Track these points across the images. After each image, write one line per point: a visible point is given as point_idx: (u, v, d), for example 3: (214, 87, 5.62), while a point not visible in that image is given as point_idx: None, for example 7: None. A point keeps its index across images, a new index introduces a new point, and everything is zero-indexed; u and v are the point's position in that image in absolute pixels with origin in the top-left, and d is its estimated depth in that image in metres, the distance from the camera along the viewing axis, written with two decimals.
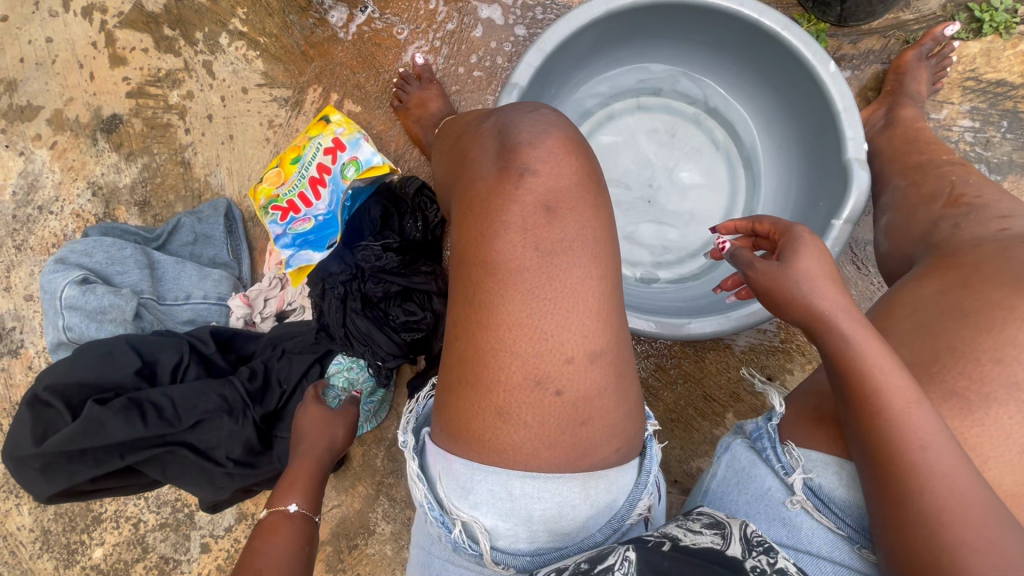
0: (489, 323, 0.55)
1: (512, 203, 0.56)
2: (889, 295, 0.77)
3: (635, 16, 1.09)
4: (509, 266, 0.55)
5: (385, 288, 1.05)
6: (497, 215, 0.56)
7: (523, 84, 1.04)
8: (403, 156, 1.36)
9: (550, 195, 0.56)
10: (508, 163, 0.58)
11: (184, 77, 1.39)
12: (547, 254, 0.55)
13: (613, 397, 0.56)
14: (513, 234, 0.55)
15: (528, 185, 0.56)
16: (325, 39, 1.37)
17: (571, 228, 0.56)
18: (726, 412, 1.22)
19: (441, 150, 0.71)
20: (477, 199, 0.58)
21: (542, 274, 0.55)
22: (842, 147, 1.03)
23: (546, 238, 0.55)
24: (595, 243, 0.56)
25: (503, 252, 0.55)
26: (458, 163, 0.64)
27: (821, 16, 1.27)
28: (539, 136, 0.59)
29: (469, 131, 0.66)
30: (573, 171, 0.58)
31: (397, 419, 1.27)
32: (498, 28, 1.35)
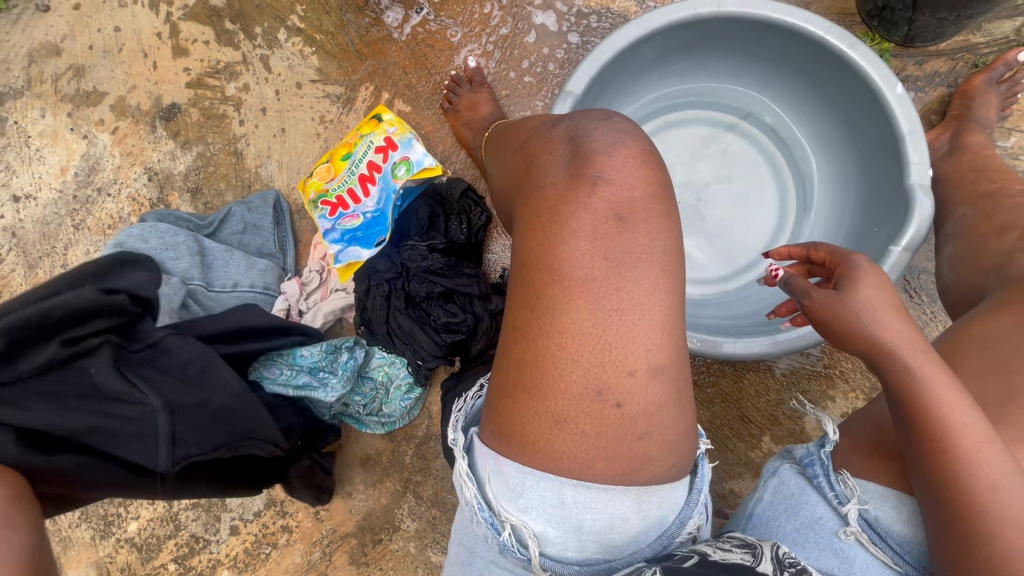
0: (552, 330, 0.55)
1: (583, 210, 0.55)
2: (957, 328, 0.75)
3: (695, 28, 1.08)
4: (577, 273, 0.54)
5: (428, 288, 1.06)
6: (567, 221, 0.55)
7: (578, 92, 1.04)
8: (449, 157, 1.37)
9: (622, 205, 0.55)
10: (580, 169, 0.57)
11: (241, 70, 1.43)
12: (616, 264, 0.54)
13: (672, 412, 0.55)
14: (583, 242, 0.55)
15: (601, 192, 0.56)
16: (379, 39, 1.39)
17: (642, 240, 0.55)
18: (762, 435, 1.20)
19: (505, 156, 0.71)
20: (545, 204, 0.57)
21: (609, 284, 0.54)
22: (905, 172, 0.99)
23: (615, 248, 0.54)
24: (665, 257, 0.56)
25: (570, 258, 0.55)
26: (525, 167, 0.64)
27: (886, 35, 1.25)
28: (613, 144, 0.58)
29: (536, 133, 0.66)
30: (647, 182, 0.57)
31: (429, 418, 1.27)
32: (552, 34, 1.35)
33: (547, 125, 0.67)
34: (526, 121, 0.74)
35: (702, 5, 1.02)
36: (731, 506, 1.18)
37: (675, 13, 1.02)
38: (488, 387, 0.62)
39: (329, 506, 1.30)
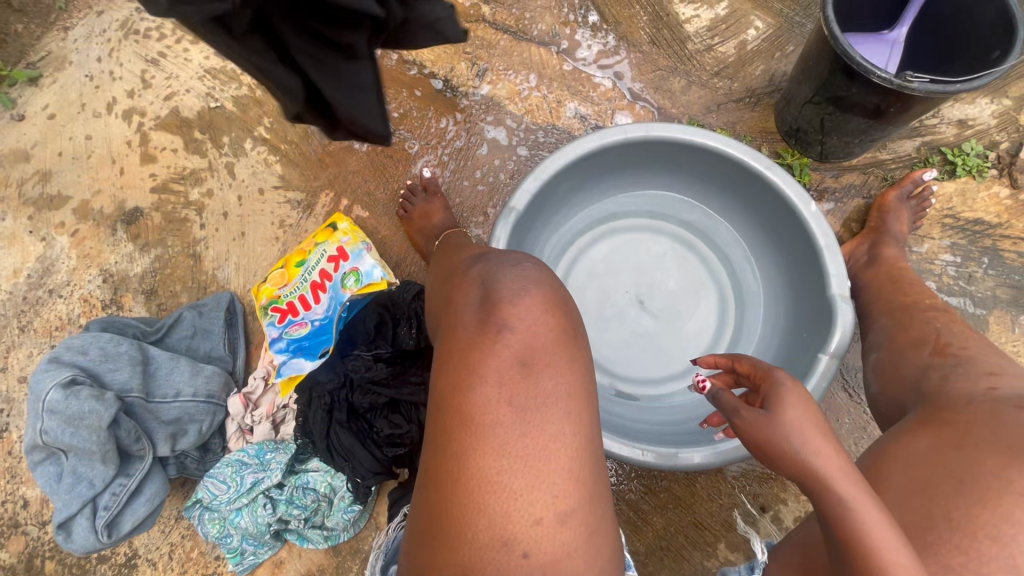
0: (460, 476, 0.55)
1: (491, 357, 0.59)
2: (881, 453, 0.77)
3: (628, 150, 1.18)
4: (483, 419, 0.56)
5: (372, 399, 1.06)
6: (474, 366, 0.59)
7: (520, 207, 1.11)
8: (405, 260, 1.41)
9: (525, 350, 0.59)
10: (489, 316, 0.62)
11: (206, 175, 1.49)
12: (520, 409, 0.57)
13: (584, 558, 0.55)
14: (490, 387, 0.57)
15: (507, 339, 0.60)
16: (341, 149, 1.48)
17: (545, 383, 0.58)
18: (718, 542, 1.17)
19: (434, 291, 0.76)
20: (458, 347, 0.61)
21: (514, 430, 0.56)
22: (827, 283, 1.06)
23: (520, 393, 0.57)
24: (569, 399, 0.59)
25: (478, 403, 0.57)
26: (445, 311, 0.69)
27: (804, 152, 1.38)
28: (517, 292, 0.63)
29: (459, 276, 0.72)
30: (550, 326, 0.62)
31: (376, 530, 1.22)
32: (503, 148, 1.46)
33: (467, 269, 0.72)
34: (454, 259, 0.80)
35: (633, 130, 1.12)
36: None
37: (608, 136, 1.11)
38: (404, 532, 0.61)
39: None
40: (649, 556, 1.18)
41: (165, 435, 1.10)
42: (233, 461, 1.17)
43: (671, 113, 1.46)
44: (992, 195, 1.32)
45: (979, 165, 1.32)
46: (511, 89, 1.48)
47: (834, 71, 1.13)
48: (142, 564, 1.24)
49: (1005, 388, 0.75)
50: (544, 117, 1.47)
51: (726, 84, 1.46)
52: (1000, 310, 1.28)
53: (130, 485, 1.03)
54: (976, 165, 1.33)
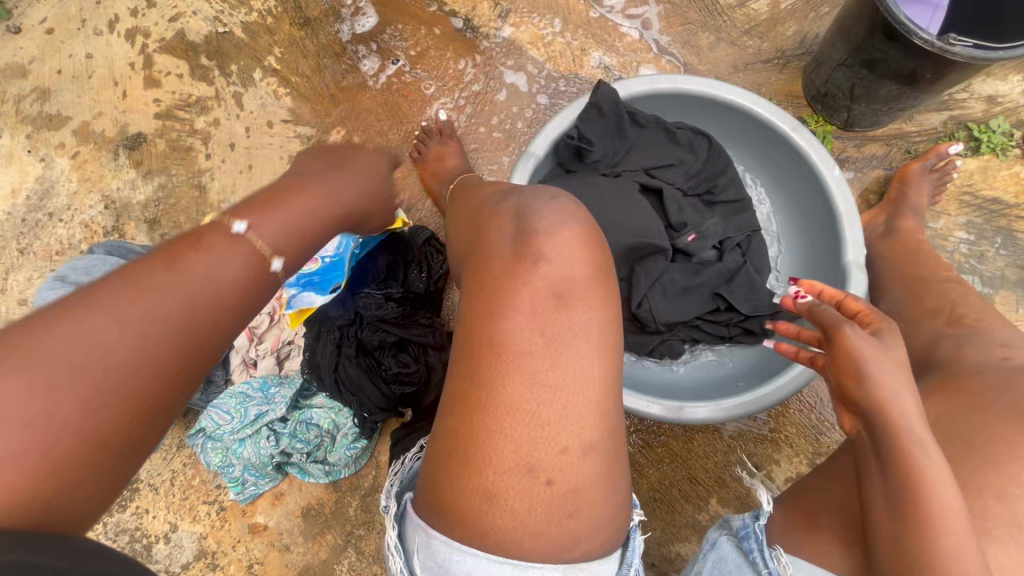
0: (486, 402, 0.55)
1: (522, 288, 0.57)
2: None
3: (650, 104, 1.20)
4: (513, 347, 0.55)
5: (381, 338, 1.06)
6: (506, 295, 0.57)
7: (539, 153, 1.12)
8: (415, 205, 1.38)
9: (561, 284, 0.58)
10: (520, 247, 0.60)
11: (212, 105, 1.45)
12: (552, 341, 0.56)
13: (604, 490, 0.56)
14: (521, 316, 0.56)
15: (539, 270, 0.58)
16: (354, 85, 1.44)
17: (579, 318, 0.57)
18: (710, 497, 1.20)
19: (460, 218, 0.74)
20: (489, 278, 0.60)
21: (544, 361, 0.55)
22: (842, 249, 1.06)
23: (553, 325, 0.56)
24: (601, 336, 0.58)
25: (508, 331, 0.56)
26: (476, 239, 0.66)
27: (829, 119, 1.35)
28: (552, 224, 0.61)
29: (484, 208, 0.69)
30: (587, 263, 0.60)
31: (377, 469, 1.24)
32: (522, 95, 1.42)
33: (490, 204, 0.69)
34: (475, 195, 0.77)
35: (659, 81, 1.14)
36: (679, 570, 1.17)
37: (635, 86, 1.14)
38: (425, 455, 0.61)
39: (264, 560, 1.23)
40: (642, 506, 1.21)
41: None
42: (236, 393, 1.16)
43: (697, 70, 1.42)
44: (1012, 174, 1.31)
45: (1004, 143, 1.30)
46: (534, 34, 1.44)
47: (872, 31, 1.09)
48: (143, 488, 1.26)
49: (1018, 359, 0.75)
50: (566, 66, 1.43)
51: (755, 43, 1.42)
52: (1007, 290, 1.28)
53: None
54: (1001, 142, 1.30)
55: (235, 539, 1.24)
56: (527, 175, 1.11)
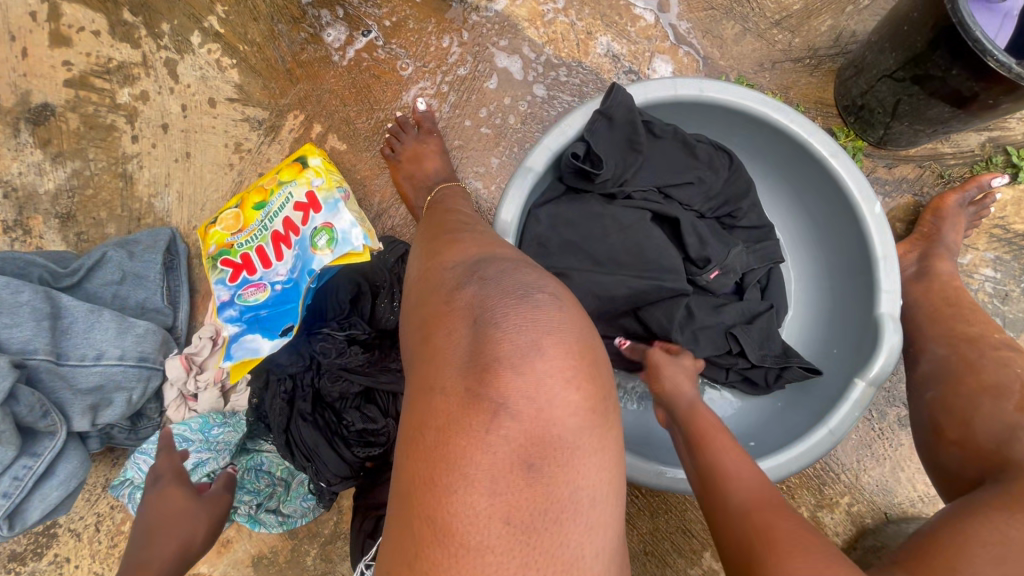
0: None
1: (478, 450, 0.37)
2: (960, 515, 0.66)
3: (667, 111, 1.02)
4: (466, 541, 0.36)
5: (343, 389, 0.90)
6: (456, 460, 0.37)
7: (538, 168, 0.95)
8: (387, 210, 1.18)
9: (538, 438, 0.37)
10: (477, 383, 0.38)
11: (139, 73, 1.19)
12: (525, 528, 0.36)
13: None
14: (478, 496, 0.36)
15: (504, 425, 0.37)
16: (316, 60, 1.21)
17: (566, 487, 0.37)
18: (704, 551, 1.11)
19: (411, 299, 0.54)
20: (434, 425, 0.39)
21: (513, 561, 0.36)
22: (876, 299, 0.94)
23: (527, 502, 0.36)
24: (596, 507, 0.39)
25: (459, 517, 0.36)
26: (419, 348, 0.45)
27: (861, 134, 1.20)
28: (526, 346, 0.39)
29: (437, 292, 0.47)
30: (580, 400, 0.39)
31: (339, 516, 1.10)
32: (516, 83, 1.21)
33: (451, 284, 0.47)
34: (430, 260, 0.56)
35: (683, 86, 0.96)
36: None
37: (653, 91, 0.97)
38: None
39: None
40: (631, 559, 1.11)
41: (83, 407, 0.91)
42: None
43: (718, 66, 1.23)
44: None
45: None
46: (532, 9, 1.22)
47: (935, 44, 0.93)
48: (62, 534, 1.09)
49: None
50: (569, 51, 1.22)
51: (785, 38, 1.24)
52: None
53: (37, 467, 0.85)
54: None
55: None
56: (522, 195, 0.94)
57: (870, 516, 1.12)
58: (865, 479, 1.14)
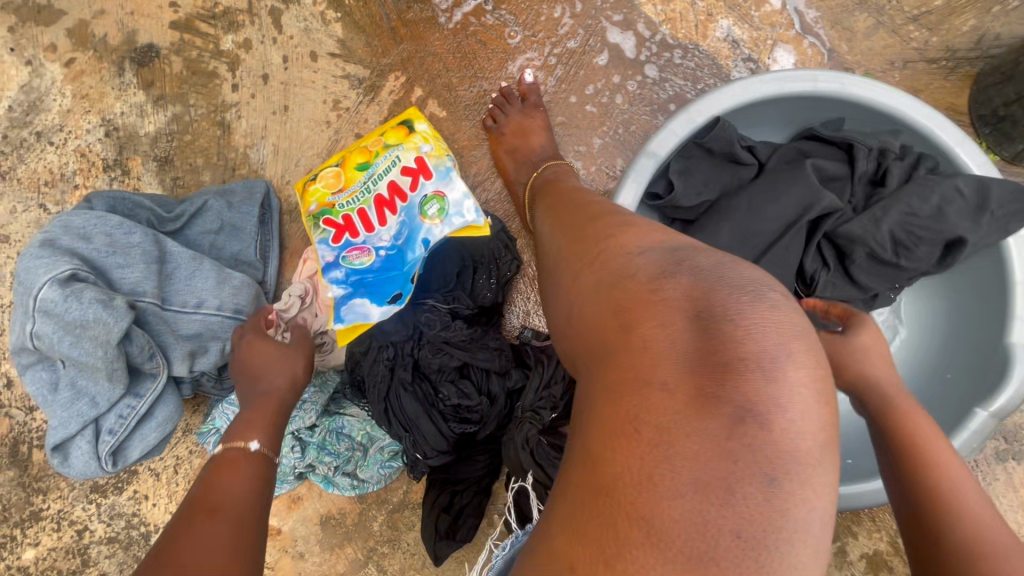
0: None
1: (709, 454, 0.36)
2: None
3: (795, 105, 0.96)
4: (684, 545, 0.35)
5: (442, 361, 0.92)
6: (685, 461, 0.36)
7: (661, 154, 0.90)
8: (482, 182, 1.15)
9: (775, 456, 0.35)
10: (716, 385, 0.37)
11: (244, 20, 1.17)
12: (753, 545, 0.34)
13: None
14: (707, 502, 0.35)
15: (745, 432, 0.36)
16: (421, 20, 1.17)
17: (796, 510, 0.35)
18: None
19: (581, 283, 0.51)
20: (653, 421, 0.38)
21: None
22: (1006, 327, 0.88)
23: (757, 519, 0.35)
24: (820, 535, 0.36)
25: (681, 517, 0.35)
26: (620, 339, 0.43)
27: (994, 147, 1.12)
28: (773, 350, 0.38)
29: (634, 280, 0.45)
30: (819, 426, 0.37)
31: (410, 485, 1.10)
32: (627, 61, 1.15)
33: (654, 275, 0.44)
34: (601, 243, 0.53)
35: (824, 80, 0.90)
36: None
37: (790, 83, 0.90)
38: None
39: (274, 565, 1.11)
40: None
41: (183, 353, 0.91)
42: None
43: (844, 60, 1.15)
44: None
45: None
46: None
47: None
48: (142, 472, 1.12)
49: None
50: (686, 32, 1.15)
51: (922, 35, 1.15)
52: None
53: (139, 408, 0.86)
54: None
55: None
56: (643, 181, 0.89)
57: None
58: None
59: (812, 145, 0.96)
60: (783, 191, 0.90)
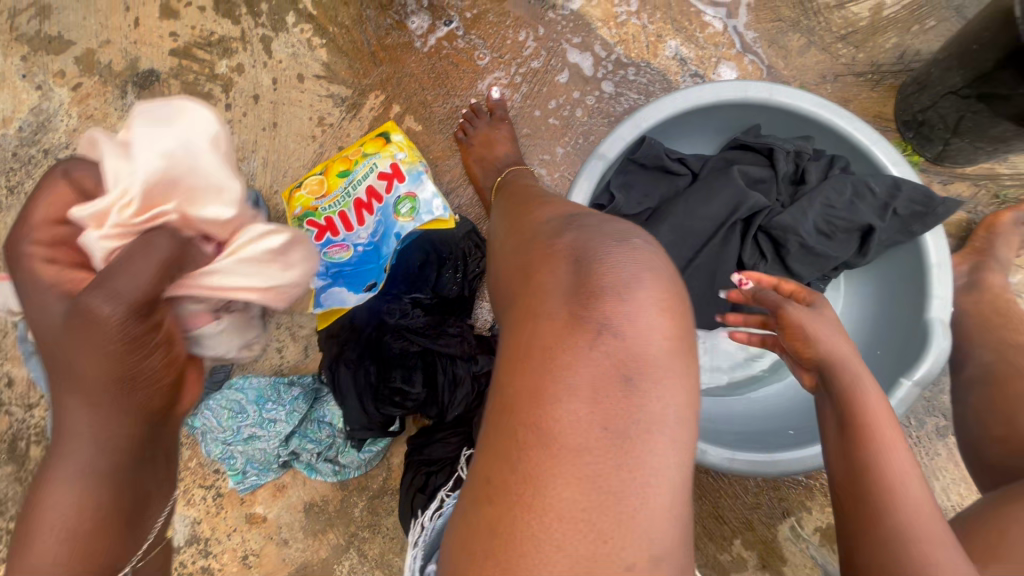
0: (529, 500, 0.42)
1: (578, 362, 0.45)
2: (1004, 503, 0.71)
3: (730, 113, 1.08)
4: (566, 440, 0.43)
5: (401, 347, 1.03)
6: (564, 369, 0.45)
7: (611, 156, 1.00)
8: (454, 189, 1.25)
9: (631, 363, 0.45)
10: (583, 308, 0.46)
11: (237, 47, 1.29)
12: (620, 433, 0.43)
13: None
14: (582, 403, 0.44)
15: (605, 343, 0.45)
16: (399, 45, 1.29)
17: (653, 403, 0.44)
18: (734, 538, 1.16)
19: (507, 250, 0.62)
20: (542, 345, 0.46)
21: (610, 459, 0.42)
22: (926, 304, 0.97)
23: (620, 414, 0.43)
24: (679, 424, 0.45)
25: (567, 419, 0.43)
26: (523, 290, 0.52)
27: (919, 148, 1.23)
28: (628, 278, 0.48)
29: (541, 242, 0.55)
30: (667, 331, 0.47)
31: (389, 471, 1.17)
32: (586, 78, 1.27)
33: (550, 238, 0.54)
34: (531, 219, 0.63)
35: (753, 89, 1.02)
36: None
37: (724, 92, 1.01)
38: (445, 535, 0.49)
39: (259, 552, 1.16)
40: None
41: None
42: (231, 404, 1.09)
43: (781, 75, 1.28)
44: None
45: None
46: (606, 10, 1.28)
47: (1005, 64, 0.96)
48: None
49: None
50: (638, 52, 1.28)
51: (850, 52, 1.27)
52: None
53: None
54: None
55: (231, 528, 1.17)
56: (594, 180, 0.99)
57: None
58: None
59: (739, 151, 1.08)
60: (715, 192, 1.02)
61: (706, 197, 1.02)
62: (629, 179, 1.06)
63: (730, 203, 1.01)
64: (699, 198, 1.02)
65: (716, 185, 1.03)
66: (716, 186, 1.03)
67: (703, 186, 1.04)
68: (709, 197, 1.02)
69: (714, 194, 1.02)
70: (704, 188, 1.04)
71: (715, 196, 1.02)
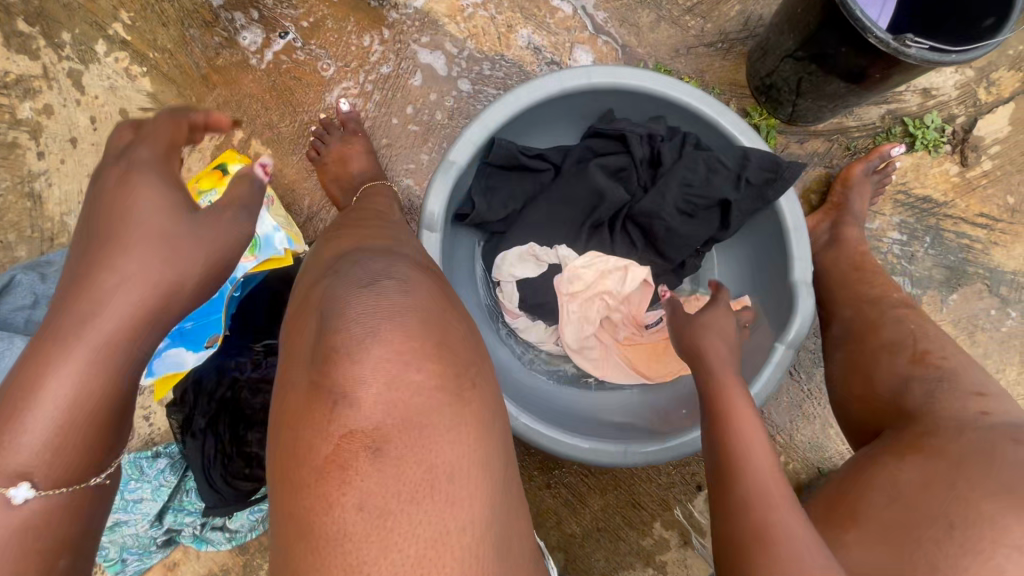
0: (310, 535, 0.40)
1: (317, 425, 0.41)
2: (864, 467, 0.73)
3: (580, 100, 1.05)
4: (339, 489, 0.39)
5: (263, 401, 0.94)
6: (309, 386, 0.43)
7: (461, 161, 0.95)
8: (318, 214, 1.17)
9: (390, 409, 0.41)
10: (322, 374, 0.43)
11: (41, 86, 1.14)
12: (386, 466, 0.40)
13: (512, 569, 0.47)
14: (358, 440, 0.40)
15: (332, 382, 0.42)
16: (232, 64, 1.18)
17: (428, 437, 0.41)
18: (654, 522, 1.15)
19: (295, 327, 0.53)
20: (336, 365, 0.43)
21: (381, 495, 0.39)
22: (790, 268, 1.00)
23: (395, 442, 0.40)
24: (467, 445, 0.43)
25: (347, 502, 0.39)
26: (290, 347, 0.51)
27: (772, 112, 1.26)
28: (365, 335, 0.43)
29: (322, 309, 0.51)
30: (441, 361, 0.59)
31: None
32: (441, 79, 1.22)
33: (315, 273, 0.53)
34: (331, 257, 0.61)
35: (597, 75, 0.99)
36: None
37: (569, 81, 0.98)
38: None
39: None
40: (585, 538, 1.14)
41: None
42: None
43: (636, 54, 1.27)
44: (942, 172, 1.30)
45: (937, 140, 1.29)
46: (452, 4, 1.22)
47: (825, 24, 0.99)
48: None
49: (993, 412, 0.71)
50: (490, 45, 1.23)
51: (698, 23, 1.28)
52: (933, 290, 1.28)
53: None
54: (933, 139, 1.29)
55: None
56: (447, 189, 0.95)
57: (804, 471, 1.21)
58: (797, 437, 1.22)
59: (596, 140, 1.07)
60: (574, 185, 1.04)
61: (571, 187, 1.03)
62: (489, 185, 1.03)
63: (591, 191, 1.02)
64: (562, 192, 1.04)
65: (578, 177, 1.04)
66: (574, 178, 1.04)
67: (566, 182, 1.05)
68: (572, 191, 1.04)
69: (574, 188, 1.04)
70: (565, 184, 1.04)
71: (580, 189, 1.03)
